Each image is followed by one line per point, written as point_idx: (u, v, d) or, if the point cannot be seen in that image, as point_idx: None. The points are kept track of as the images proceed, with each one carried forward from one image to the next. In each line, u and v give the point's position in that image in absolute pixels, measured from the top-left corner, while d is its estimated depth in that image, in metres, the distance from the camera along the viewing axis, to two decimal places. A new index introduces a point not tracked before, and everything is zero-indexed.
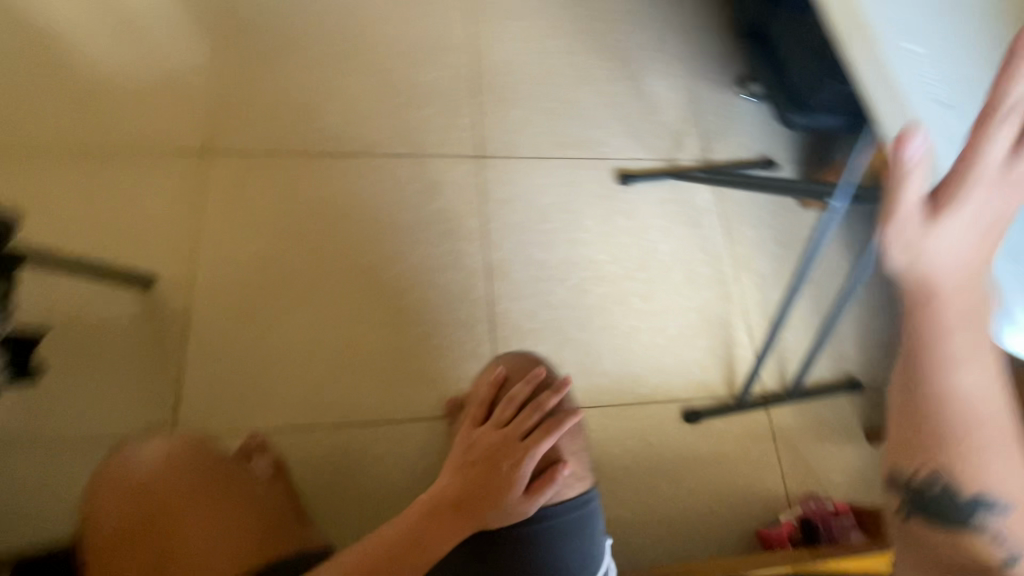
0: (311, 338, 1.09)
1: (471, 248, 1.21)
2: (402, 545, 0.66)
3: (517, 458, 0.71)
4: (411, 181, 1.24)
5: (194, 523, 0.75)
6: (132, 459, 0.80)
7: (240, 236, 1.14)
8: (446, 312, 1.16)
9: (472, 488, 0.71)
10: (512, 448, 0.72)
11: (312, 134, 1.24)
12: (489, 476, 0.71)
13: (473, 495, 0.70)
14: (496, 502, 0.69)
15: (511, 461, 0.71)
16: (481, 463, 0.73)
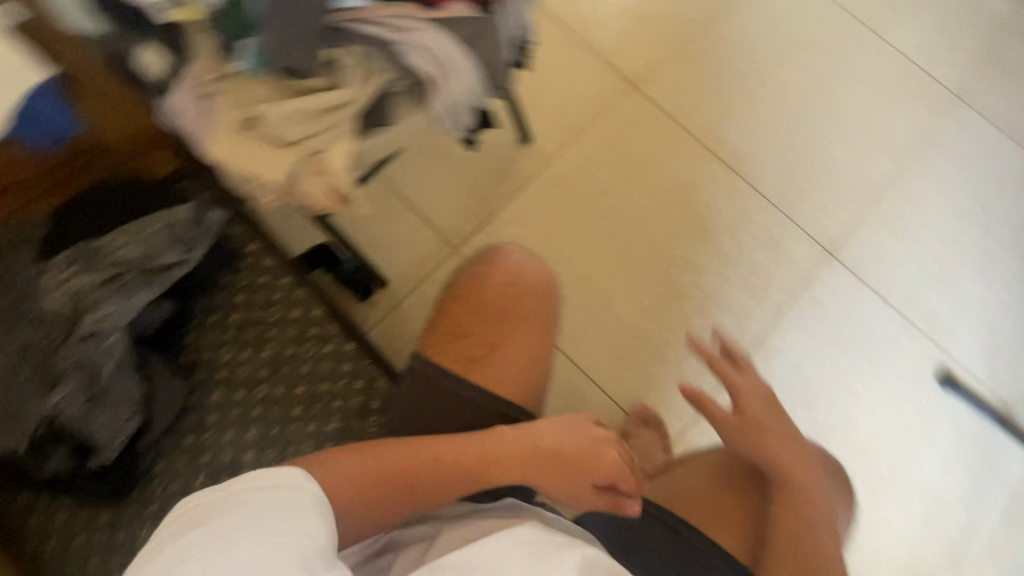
0: (587, 272, 1.18)
1: (756, 314, 1.19)
2: (473, 474, 0.70)
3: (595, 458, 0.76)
4: (754, 225, 1.24)
5: (515, 354, 0.83)
6: (518, 263, 0.88)
7: (602, 160, 1.25)
8: (694, 344, 1.16)
9: (552, 458, 0.73)
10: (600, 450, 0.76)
11: (712, 128, 1.28)
12: (560, 457, 0.74)
13: (545, 459, 0.73)
14: (579, 477, 0.74)
15: (593, 458, 0.75)
16: (570, 445, 0.75)
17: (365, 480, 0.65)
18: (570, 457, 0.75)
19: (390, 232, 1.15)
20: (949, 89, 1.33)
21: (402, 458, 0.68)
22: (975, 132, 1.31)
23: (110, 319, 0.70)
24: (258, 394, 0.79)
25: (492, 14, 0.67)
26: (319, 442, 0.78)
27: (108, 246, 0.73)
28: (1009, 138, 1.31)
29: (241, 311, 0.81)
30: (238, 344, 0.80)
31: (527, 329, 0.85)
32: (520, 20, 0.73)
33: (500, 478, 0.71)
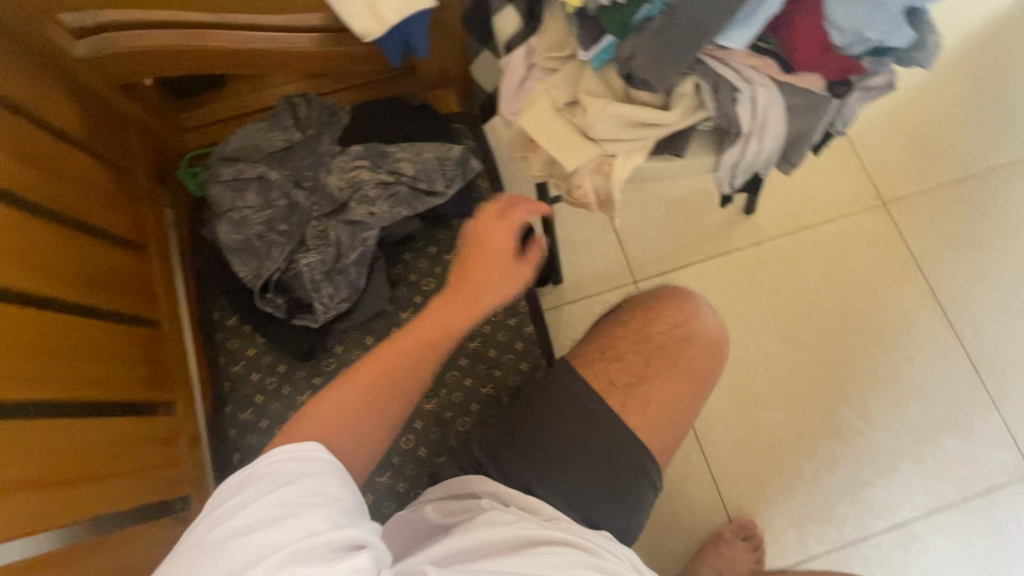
0: (751, 364, 1.13)
1: (914, 495, 1.05)
2: (427, 355, 0.62)
3: (495, 246, 0.66)
4: (955, 403, 1.09)
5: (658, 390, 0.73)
6: (699, 307, 0.77)
7: (817, 263, 1.17)
8: (831, 490, 1.06)
9: (467, 272, 0.65)
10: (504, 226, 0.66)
11: (951, 283, 1.15)
12: (464, 265, 0.66)
13: (481, 278, 0.65)
14: (484, 278, 0.65)
15: (492, 254, 0.66)
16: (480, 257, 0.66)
17: (333, 418, 0.57)
18: (481, 243, 0.66)
19: (584, 239, 1.18)
20: None
21: (359, 389, 0.59)
22: None
23: (373, 216, 0.80)
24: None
25: (835, 98, 0.64)
26: (469, 398, 0.81)
27: (392, 155, 0.82)
28: None
29: (456, 253, 0.86)
30: (441, 280, 0.85)
31: (681, 376, 0.74)
32: (855, 109, 0.69)
33: (453, 332, 0.63)
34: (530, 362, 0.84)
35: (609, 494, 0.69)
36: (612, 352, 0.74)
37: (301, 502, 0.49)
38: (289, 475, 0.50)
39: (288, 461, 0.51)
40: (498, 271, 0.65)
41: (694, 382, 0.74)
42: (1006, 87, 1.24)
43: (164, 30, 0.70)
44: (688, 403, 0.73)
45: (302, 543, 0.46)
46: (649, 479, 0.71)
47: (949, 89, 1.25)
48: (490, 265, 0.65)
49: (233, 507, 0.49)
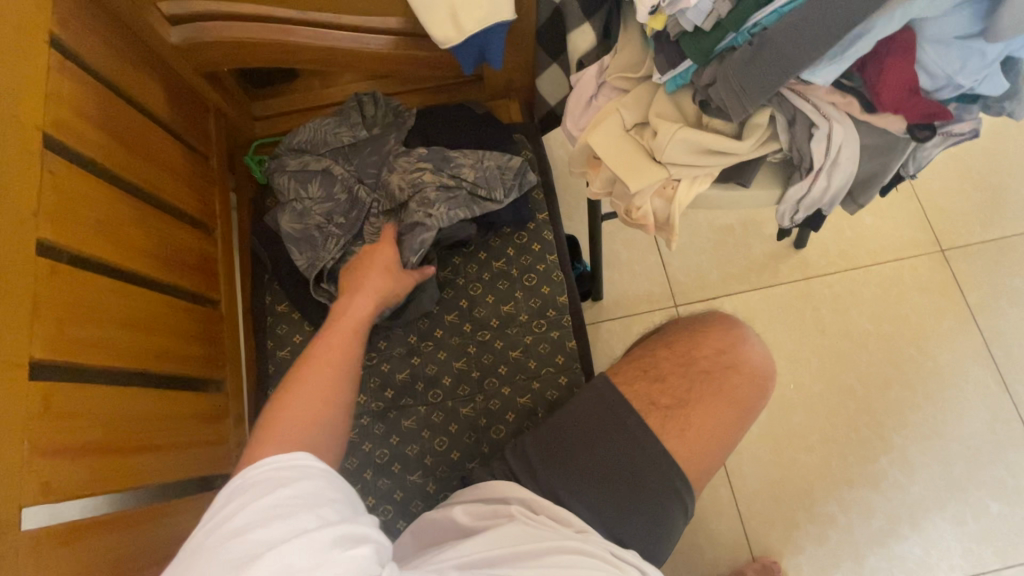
0: (791, 402, 1.10)
1: (953, 558, 1.01)
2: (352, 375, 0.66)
3: (374, 262, 0.77)
4: (1005, 466, 1.05)
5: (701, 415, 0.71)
6: (748, 337, 0.76)
7: (866, 306, 1.14)
8: (865, 543, 1.02)
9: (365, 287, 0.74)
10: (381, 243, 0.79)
11: (1009, 340, 1.11)
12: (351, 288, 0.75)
13: (377, 287, 0.75)
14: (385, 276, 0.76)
15: (368, 266, 0.77)
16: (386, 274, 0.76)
17: (290, 430, 0.58)
18: (369, 261, 0.77)
19: (628, 258, 1.17)
20: None
21: (292, 406, 0.60)
22: None
23: (431, 216, 0.79)
24: (481, 338, 0.84)
25: (917, 140, 0.61)
26: (506, 408, 0.81)
27: (454, 161, 0.83)
28: None
29: (505, 261, 0.87)
30: (488, 287, 0.86)
31: (726, 406, 0.72)
32: (931, 153, 0.67)
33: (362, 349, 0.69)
34: (569, 378, 0.82)
35: (642, 517, 0.68)
36: (662, 377, 0.74)
37: (295, 506, 0.49)
38: (279, 479, 0.52)
39: (274, 468, 0.53)
40: (383, 274, 0.76)
41: (739, 414, 0.72)
42: None
43: (229, 23, 0.73)
44: (730, 434, 0.72)
45: (296, 542, 0.47)
46: (684, 504, 0.69)
47: (1019, 137, 1.21)
48: (370, 278, 0.75)
49: (227, 511, 0.50)
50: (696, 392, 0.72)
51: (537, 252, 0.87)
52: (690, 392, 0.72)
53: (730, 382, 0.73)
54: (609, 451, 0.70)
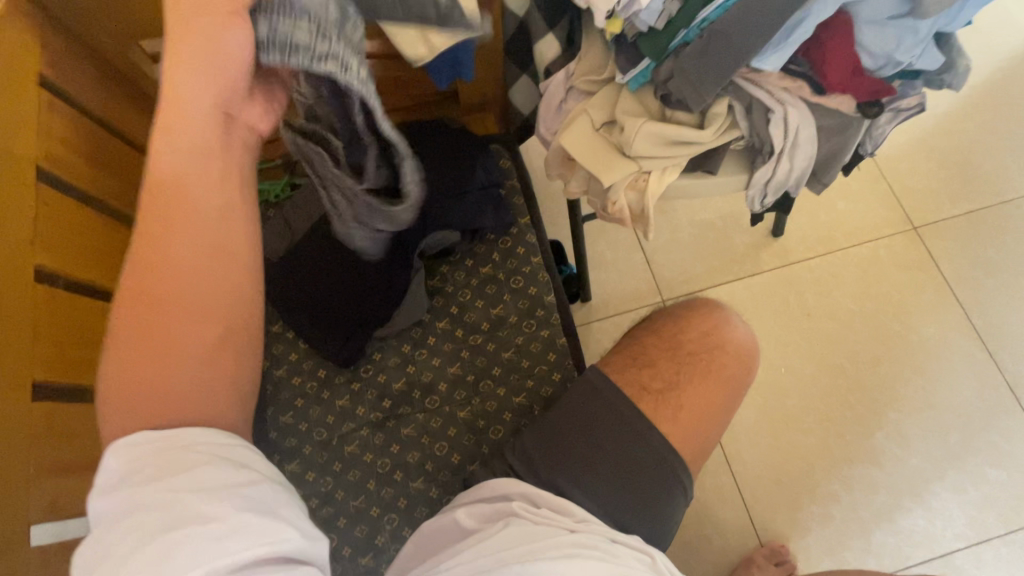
0: (783, 385, 1.12)
1: (957, 526, 1.02)
2: (211, 243, 0.48)
3: (185, 54, 0.45)
4: (998, 431, 1.07)
5: (693, 398, 0.73)
6: (729, 320, 0.78)
7: (848, 286, 1.17)
8: (869, 519, 1.03)
9: (192, 115, 0.46)
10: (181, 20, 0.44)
11: (988, 309, 1.14)
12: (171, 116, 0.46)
13: (213, 112, 0.47)
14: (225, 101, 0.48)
15: (176, 69, 0.45)
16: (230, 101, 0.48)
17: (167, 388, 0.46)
18: (177, 45, 0.44)
19: (612, 258, 1.20)
20: None
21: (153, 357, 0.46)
22: None
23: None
24: (473, 341, 0.86)
25: (868, 117, 0.65)
26: (502, 407, 0.83)
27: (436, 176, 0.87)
28: None
29: (491, 266, 0.89)
30: (476, 292, 0.88)
31: (717, 387, 0.74)
32: (886, 129, 0.71)
33: (210, 198, 0.49)
34: (560, 373, 0.84)
35: (647, 505, 0.69)
36: (653, 363, 0.75)
37: (215, 494, 0.41)
38: (206, 456, 0.43)
39: (200, 438, 0.44)
40: (218, 83, 0.46)
41: (727, 393, 0.74)
42: None
43: None
44: (721, 414, 0.74)
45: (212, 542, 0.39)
46: (685, 490, 0.70)
47: (978, 114, 1.26)
48: (200, 90, 0.46)
49: (134, 483, 0.41)
50: (686, 375, 0.74)
51: (522, 254, 0.89)
52: (682, 376, 0.74)
53: (716, 364, 0.75)
54: (610, 440, 0.71)
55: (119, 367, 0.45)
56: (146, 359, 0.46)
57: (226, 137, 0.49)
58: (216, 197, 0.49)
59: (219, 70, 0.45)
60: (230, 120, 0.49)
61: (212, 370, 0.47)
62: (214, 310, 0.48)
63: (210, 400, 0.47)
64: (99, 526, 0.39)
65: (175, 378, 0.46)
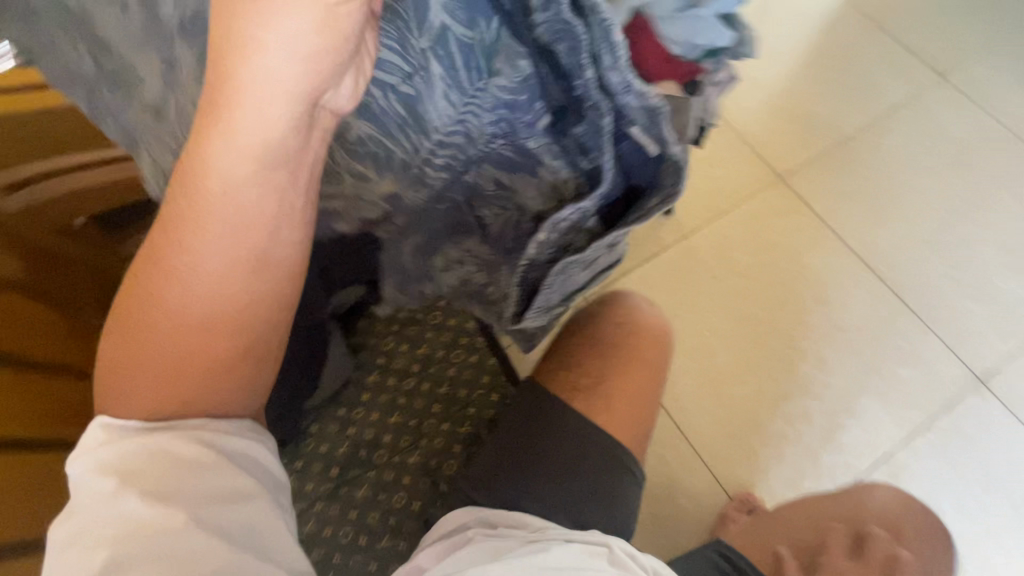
0: (711, 346, 1.19)
1: (889, 428, 1.12)
2: (250, 261, 0.49)
3: (262, 5, 0.37)
4: (898, 336, 1.18)
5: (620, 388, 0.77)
6: (639, 305, 0.83)
7: (742, 242, 1.28)
8: (815, 445, 1.11)
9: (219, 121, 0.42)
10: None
11: (861, 231, 1.28)
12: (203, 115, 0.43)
13: (263, 134, 0.42)
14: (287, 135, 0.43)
15: (260, 26, 0.37)
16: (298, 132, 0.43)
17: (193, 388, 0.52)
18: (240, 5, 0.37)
19: None
20: None
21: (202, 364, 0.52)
22: None
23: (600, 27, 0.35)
24: (407, 385, 0.87)
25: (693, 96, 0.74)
26: (450, 442, 0.84)
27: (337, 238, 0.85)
28: None
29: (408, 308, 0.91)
30: (399, 337, 0.89)
31: (640, 367, 0.78)
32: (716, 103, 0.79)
33: (258, 220, 0.47)
34: (500, 392, 0.87)
35: (601, 499, 0.71)
36: (576, 363, 0.79)
37: (229, 496, 0.49)
38: (221, 455, 0.51)
39: (217, 432, 0.52)
40: (274, 95, 0.40)
41: (651, 374, 0.79)
42: (853, 58, 1.43)
43: None
44: (650, 394, 0.78)
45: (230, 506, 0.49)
46: (634, 475, 0.73)
47: (809, 67, 1.42)
48: (255, 96, 0.40)
49: (162, 469, 0.47)
50: (610, 364, 0.78)
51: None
52: (606, 366, 0.78)
53: (636, 352, 0.79)
54: (553, 445, 0.73)
55: (134, 310, 0.52)
56: (134, 337, 0.52)
57: (255, 161, 0.44)
58: (248, 229, 0.47)
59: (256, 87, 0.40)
60: (311, 117, 0.44)
61: (234, 375, 0.54)
62: (248, 320, 0.52)
63: (229, 398, 0.54)
64: (119, 514, 0.45)
65: (209, 391, 0.53)
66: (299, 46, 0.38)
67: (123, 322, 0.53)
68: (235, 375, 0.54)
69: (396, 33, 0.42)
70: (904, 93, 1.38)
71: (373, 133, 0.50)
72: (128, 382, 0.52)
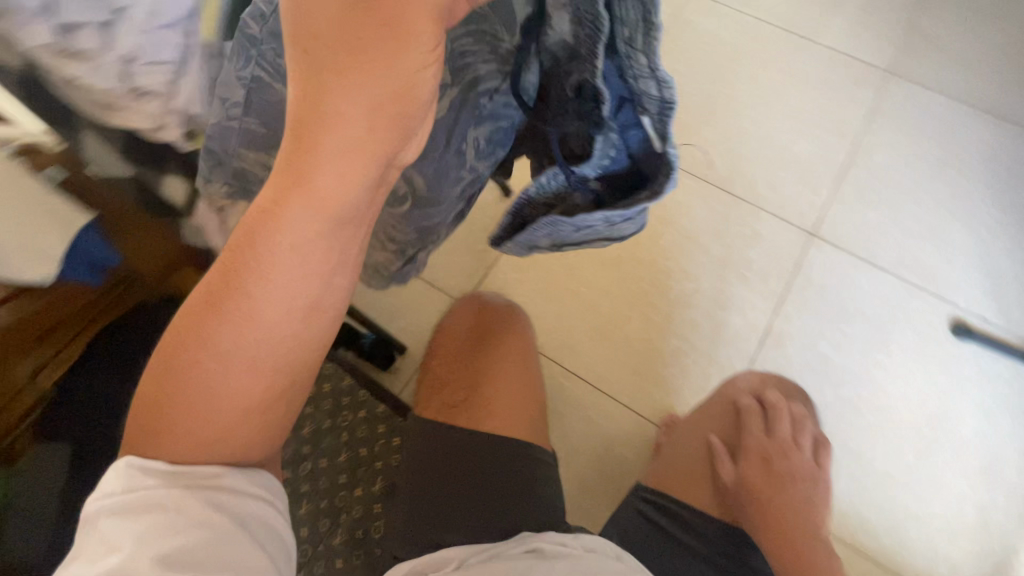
0: (591, 296, 1.23)
1: (759, 303, 1.23)
2: (295, 309, 0.44)
3: (349, 88, 0.35)
4: (737, 223, 1.30)
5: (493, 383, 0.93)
6: (479, 313, 1.03)
7: None
8: (708, 346, 1.20)
9: (308, 157, 0.37)
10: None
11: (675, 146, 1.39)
12: (297, 144, 0.37)
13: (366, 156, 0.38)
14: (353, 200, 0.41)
15: (344, 110, 0.36)
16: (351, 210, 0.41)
17: (192, 415, 0.47)
18: (361, 40, 0.34)
19: (401, 301, 1.23)
20: (880, 70, 1.44)
21: (205, 398, 0.46)
22: (920, 103, 1.41)
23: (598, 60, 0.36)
24: (304, 470, 0.84)
25: None
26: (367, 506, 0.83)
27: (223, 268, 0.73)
28: (953, 101, 1.40)
29: None
30: None
31: (502, 359, 0.98)
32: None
33: (308, 276, 0.43)
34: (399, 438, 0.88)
35: (520, 484, 0.80)
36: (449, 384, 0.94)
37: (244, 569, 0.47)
38: (232, 521, 0.48)
39: (235, 489, 0.49)
40: (359, 126, 0.37)
41: (511, 363, 0.98)
42: None
43: None
44: (517, 376, 0.96)
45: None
46: (541, 452, 0.86)
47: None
48: (337, 159, 0.37)
49: (171, 530, 0.45)
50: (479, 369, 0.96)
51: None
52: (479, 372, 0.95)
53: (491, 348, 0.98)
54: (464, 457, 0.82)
55: (175, 334, 0.46)
56: (177, 391, 0.46)
57: (329, 213, 0.40)
58: (307, 289, 0.44)
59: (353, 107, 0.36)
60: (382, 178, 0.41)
61: (259, 415, 0.48)
62: (278, 368, 0.47)
63: (244, 435, 0.49)
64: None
65: (214, 421, 0.47)
66: (387, 103, 0.36)
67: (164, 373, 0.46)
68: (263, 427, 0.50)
69: (487, 48, 0.44)
70: (665, 14, 1.52)
71: (490, 132, 0.49)
72: (170, 438, 0.47)
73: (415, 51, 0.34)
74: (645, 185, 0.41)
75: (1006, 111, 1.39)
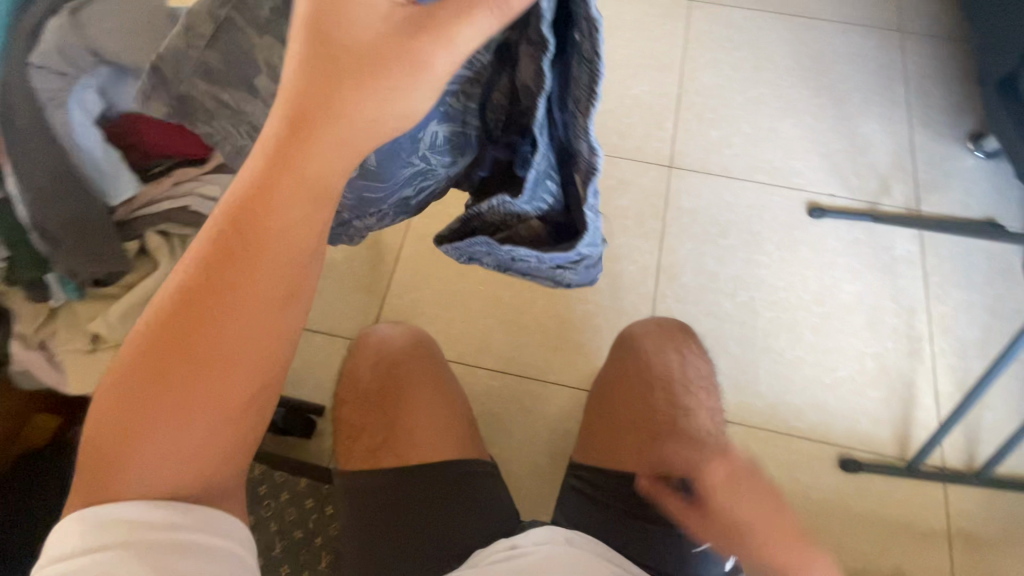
0: (490, 290, 1.23)
1: (645, 245, 1.28)
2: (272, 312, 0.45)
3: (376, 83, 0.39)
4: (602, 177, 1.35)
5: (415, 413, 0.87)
6: (380, 340, 0.94)
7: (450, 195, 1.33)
8: (612, 299, 1.23)
9: (309, 134, 0.40)
10: (436, 25, 0.38)
11: None
12: (298, 128, 0.40)
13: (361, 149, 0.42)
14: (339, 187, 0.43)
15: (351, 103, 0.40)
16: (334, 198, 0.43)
17: (165, 433, 0.44)
18: (382, 58, 0.39)
19: (303, 360, 1.17)
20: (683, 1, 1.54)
21: (179, 410, 0.44)
22: (725, 21, 1.52)
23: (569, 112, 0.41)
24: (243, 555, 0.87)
25: None
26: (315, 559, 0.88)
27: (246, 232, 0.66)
28: (751, 12, 1.52)
29: None
30: None
31: (419, 390, 0.90)
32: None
33: (290, 269, 0.44)
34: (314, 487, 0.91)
35: (464, 512, 0.79)
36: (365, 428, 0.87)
37: None
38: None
39: (195, 552, 0.45)
40: (373, 109, 0.40)
41: (429, 382, 0.91)
42: None
43: None
44: (437, 395, 0.90)
45: None
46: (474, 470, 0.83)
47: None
48: (349, 136, 0.41)
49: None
50: (397, 409, 0.88)
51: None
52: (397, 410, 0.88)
53: (405, 375, 0.91)
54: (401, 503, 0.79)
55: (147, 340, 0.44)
56: (152, 399, 0.44)
57: (322, 201, 0.43)
58: (287, 281, 0.45)
59: (369, 106, 0.40)
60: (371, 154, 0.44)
61: (227, 432, 0.46)
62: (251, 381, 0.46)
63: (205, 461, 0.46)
64: None
65: (187, 440, 0.45)
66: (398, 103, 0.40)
67: (137, 369, 0.44)
68: (232, 452, 0.47)
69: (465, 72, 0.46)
70: None
71: (449, 130, 0.51)
72: (144, 453, 0.44)
73: (423, 83, 0.40)
74: (566, 235, 0.49)
75: (796, 9, 1.52)
